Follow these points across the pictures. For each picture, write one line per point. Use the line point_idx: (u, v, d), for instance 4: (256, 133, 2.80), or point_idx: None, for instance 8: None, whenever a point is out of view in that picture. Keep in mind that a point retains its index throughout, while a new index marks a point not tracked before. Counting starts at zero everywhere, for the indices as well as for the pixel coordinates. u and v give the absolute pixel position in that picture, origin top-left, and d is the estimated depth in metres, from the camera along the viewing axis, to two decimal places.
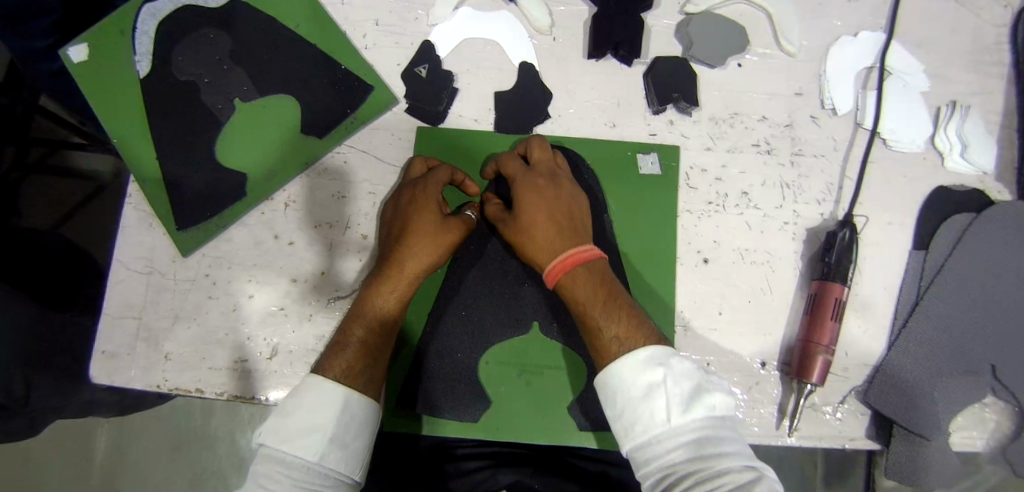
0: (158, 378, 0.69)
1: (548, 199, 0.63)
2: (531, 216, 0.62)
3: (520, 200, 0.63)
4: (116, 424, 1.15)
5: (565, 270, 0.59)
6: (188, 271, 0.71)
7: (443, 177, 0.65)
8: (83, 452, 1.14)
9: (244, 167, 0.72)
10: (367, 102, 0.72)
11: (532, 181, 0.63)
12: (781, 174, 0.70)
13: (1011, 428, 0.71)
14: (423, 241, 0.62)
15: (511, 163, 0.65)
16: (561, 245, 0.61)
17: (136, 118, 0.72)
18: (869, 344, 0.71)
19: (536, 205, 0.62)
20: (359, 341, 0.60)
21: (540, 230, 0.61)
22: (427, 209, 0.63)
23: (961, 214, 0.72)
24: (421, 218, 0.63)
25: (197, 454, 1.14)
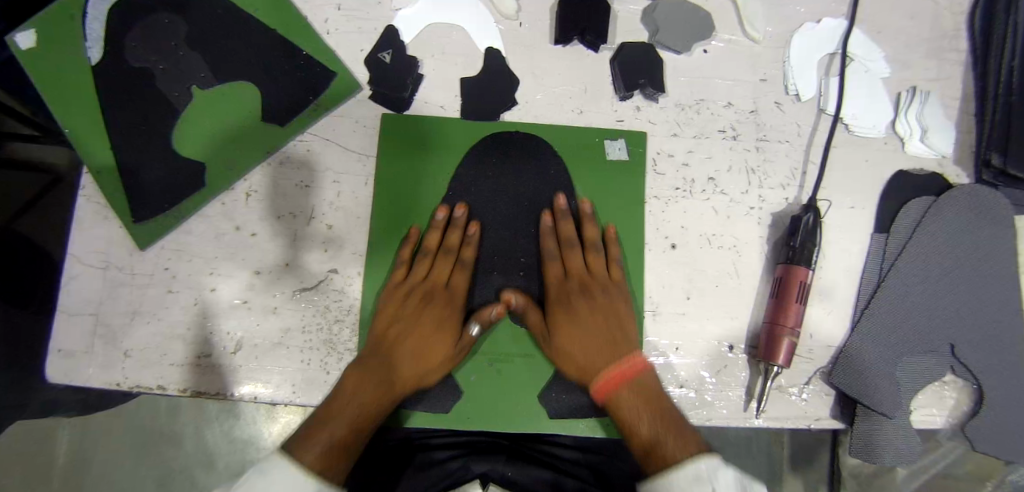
0: (117, 376, 0.67)
1: (589, 315, 0.65)
2: (570, 334, 0.64)
3: (556, 320, 0.65)
4: (77, 425, 1.11)
5: (609, 386, 0.61)
6: (147, 264, 0.69)
7: (464, 277, 0.67)
8: (43, 455, 1.10)
9: (205, 156, 0.70)
10: (330, 89, 0.70)
11: (569, 296, 0.66)
12: (746, 159, 0.71)
13: (971, 405, 0.73)
14: (439, 343, 0.65)
15: (551, 267, 0.67)
16: (605, 361, 0.63)
17: (88, 106, 0.69)
18: (832, 325, 0.72)
19: (574, 323, 0.65)
20: (347, 425, 0.58)
21: (584, 349, 0.64)
22: (445, 311, 0.66)
23: (921, 197, 0.74)
24: (435, 319, 0.66)
25: (162, 453, 1.11)
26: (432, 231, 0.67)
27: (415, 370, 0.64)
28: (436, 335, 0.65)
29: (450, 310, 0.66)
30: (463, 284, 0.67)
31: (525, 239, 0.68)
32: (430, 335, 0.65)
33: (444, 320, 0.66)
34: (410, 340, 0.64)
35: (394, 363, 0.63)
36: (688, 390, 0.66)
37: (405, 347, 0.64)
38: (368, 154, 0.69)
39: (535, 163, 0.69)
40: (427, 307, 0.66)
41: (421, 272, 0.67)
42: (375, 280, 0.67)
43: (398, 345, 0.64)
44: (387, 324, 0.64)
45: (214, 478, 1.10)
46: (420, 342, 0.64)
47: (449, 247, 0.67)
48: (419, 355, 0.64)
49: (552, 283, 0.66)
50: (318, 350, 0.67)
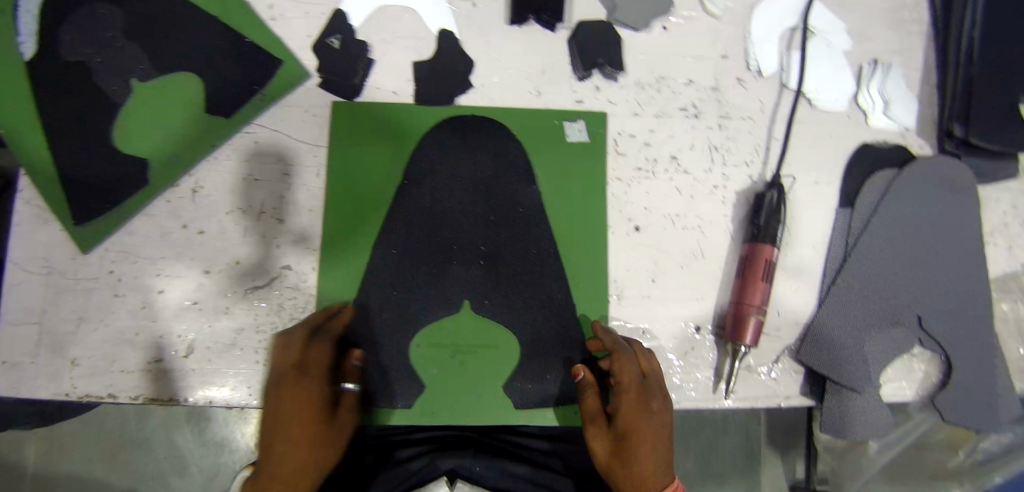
0: (65, 386, 0.63)
1: (654, 430, 0.59)
2: (639, 448, 0.58)
3: (626, 423, 0.59)
4: (44, 433, 1.08)
5: None
6: (91, 268, 0.65)
7: (320, 350, 0.59)
8: (11, 464, 1.07)
9: (148, 152, 0.66)
10: (276, 77, 0.67)
11: (644, 404, 0.59)
12: (708, 137, 0.70)
13: (939, 376, 0.74)
14: (307, 426, 0.57)
15: (627, 368, 0.60)
16: (654, 481, 0.58)
17: (24, 106, 0.66)
18: (800, 302, 0.72)
19: (644, 433, 0.58)
20: None
21: (644, 462, 0.57)
22: (304, 390, 0.57)
23: (884, 170, 0.73)
24: (297, 403, 0.56)
25: (133, 458, 1.08)
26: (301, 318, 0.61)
27: (299, 464, 0.56)
28: (305, 420, 0.57)
29: (309, 390, 0.57)
30: (320, 354, 0.59)
31: (483, 226, 0.66)
32: (295, 425, 0.56)
33: (308, 402, 0.57)
34: (286, 443, 0.56)
35: (278, 469, 0.56)
36: None
37: (285, 451, 0.56)
38: (318, 144, 0.67)
39: (492, 147, 0.67)
40: (285, 396, 0.56)
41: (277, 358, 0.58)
42: (330, 275, 0.65)
43: (277, 452, 0.56)
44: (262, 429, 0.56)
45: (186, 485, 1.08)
46: (296, 436, 0.56)
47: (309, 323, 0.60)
48: (301, 455, 0.56)
49: (626, 386, 0.60)
50: None
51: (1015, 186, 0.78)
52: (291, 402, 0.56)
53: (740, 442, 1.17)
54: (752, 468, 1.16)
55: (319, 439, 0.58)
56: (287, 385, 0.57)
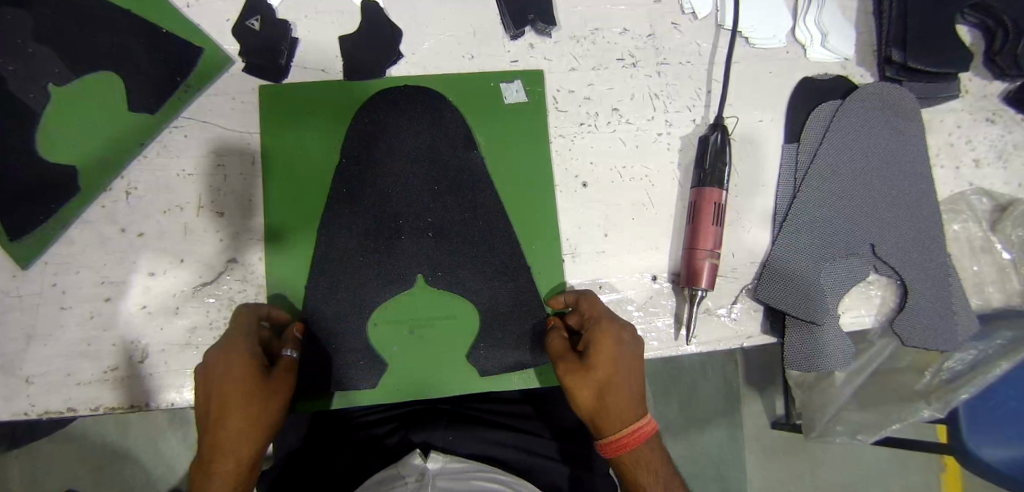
0: (23, 405, 0.62)
1: (625, 357, 0.58)
2: (613, 376, 0.56)
3: (595, 351, 0.57)
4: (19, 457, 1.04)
5: (622, 444, 0.55)
6: (32, 283, 0.63)
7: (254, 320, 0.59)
8: None
9: (74, 159, 0.63)
10: (199, 66, 0.65)
11: (613, 334, 0.58)
12: (648, 85, 0.69)
13: (895, 300, 0.75)
14: (236, 387, 0.53)
15: (595, 305, 0.62)
16: (628, 412, 0.56)
17: None
18: (752, 241, 0.73)
19: (615, 362, 0.57)
20: None
21: (617, 389, 0.56)
22: (231, 347, 0.55)
23: (827, 103, 0.74)
24: (225, 363, 0.54)
25: (117, 470, 1.08)
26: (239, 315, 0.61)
27: (243, 429, 0.53)
28: (235, 381, 0.53)
29: (235, 349, 0.55)
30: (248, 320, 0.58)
31: (430, 199, 0.65)
32: (227, 386, 0.53)
33: (236, 361, 0.54)
34: (225, 408, 0.53)
35: (221, 440, 0.52)
36: None
37: (225, 417, 0.53)
38: (251, 131, 0.65)
39: (429, 116, 0.66)
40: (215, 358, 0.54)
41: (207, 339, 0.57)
42: (279, 264, 0.64)
43: (217, 423, 0.53)
44: (200, 407, 0.54)
45: (178, 485, 1.09)
46: (233, 399, 0.53)
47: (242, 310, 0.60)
48: (244, 419, 0.53)
49: (594, 320, 0.60)
50: None
51: (959, 107, 0.78)
52: (219, 363, 0.54)
53: (720, 386, 1.20)
54: (732, 408, 1.20)
55: (256, 397, 0.54)
56: (214, 352, 0.55)
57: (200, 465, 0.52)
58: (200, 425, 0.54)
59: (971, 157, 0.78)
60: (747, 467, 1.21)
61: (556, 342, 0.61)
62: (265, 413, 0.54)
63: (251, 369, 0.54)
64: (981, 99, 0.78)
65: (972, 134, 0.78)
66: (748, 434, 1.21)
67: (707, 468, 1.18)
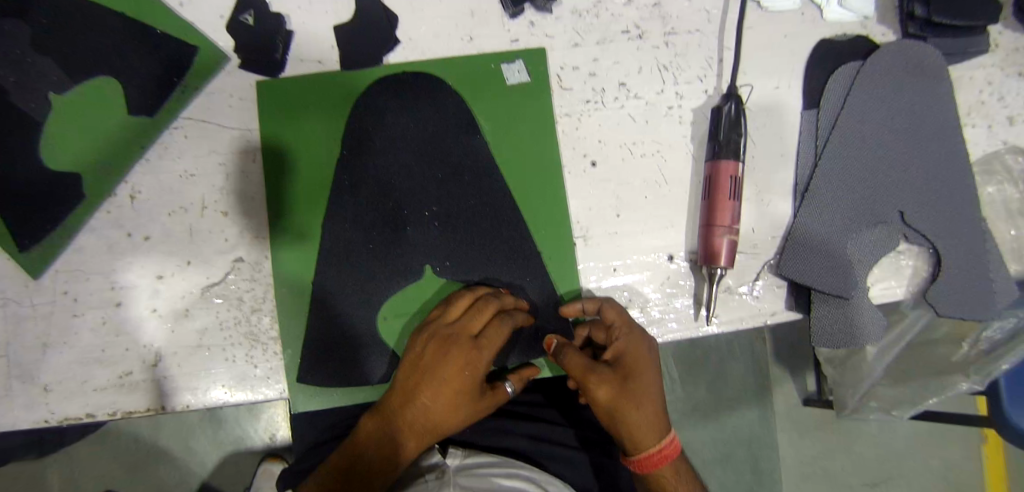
0: (43, 413, 0.61)
1: (652, 368, 0.59)
2: (649, 388, 0.59)
3: (628, 362, 0.59)
4: (61, 459, 1.12)
5: (659, 458, 0.58)
6: (45, 293, 0.63)
7: (502, 329, 0.59)
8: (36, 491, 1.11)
9: (76, 166, 0.63)
10: (195, 64, 0.64)
11: (644, 345, 0.59)
12: (656, 57, 0.66)
13: (928, 270, 0.71)
14: (452, 388, 0.59)
15: (615, 312, 0.60)
16: (660, 426, 0.59)
17: None
18: (774, 215, 0.70)
19: (649, 374, 0.59)
20: (344, 461, 0.59)
21: (649, 400, 0.58)
22: (469, 358, 0.59)
23: (847, 65, 0.70)
24: (459, 371, 0.59)
25: (154, 469, 1.12)
26: (485, 286, 0.63)
27: (434, 419, 0.59)
28: (457, 387, 0.59)
29: (473, 362, 0.59)
30: (498, 337, 0.59)
31: (434, 187, 0.64)
32: (445, 384, 0.59)
33: (465, 371, 0.59)
34: (432, 393, 0.59)
35: (414, 413, 0.59)
36: (635, 311, 0.64)
37: (422, 399, 0.59)
38: (250, 127, 0.64)
39: (429, 103, 0.64)
40: (450, 350, 0.59)
41: (458, 313, 0.60)
42: (286, 260, 0.63)
43: (418, 395, 0.59)
44: (408, 373, 0.59)
45: (211, 480, 1.13)
46: (442, 390, 0.59)
47: (498, 296, 0.61)
48: (441, 410, 0.59)
49: (621, 332, 0.60)
50: (241, 345, 0.62)
51: (989, 62, 0.73)
52: (457, 361, 0.59)
53: (747, 365, 1.17)
54: (761, 387, 1.17)
55: (461, 404, 0.60)
56: (457, 348, 0.59)
57: (385, 416, 0.59)
58: (399, 386, 0.60)
59: (1003, 114, 0.73)
60: (780, 447, 1.18)
61: (570, 362, 0.58)
62: (459, 418, 0.60)
63: (469, 386, 0.59)
64: (1013, 53, 0.74)
65: (1004, 90, 0.73)
66: (778, 412, 1.18)
67: (738, 450, 1.15)
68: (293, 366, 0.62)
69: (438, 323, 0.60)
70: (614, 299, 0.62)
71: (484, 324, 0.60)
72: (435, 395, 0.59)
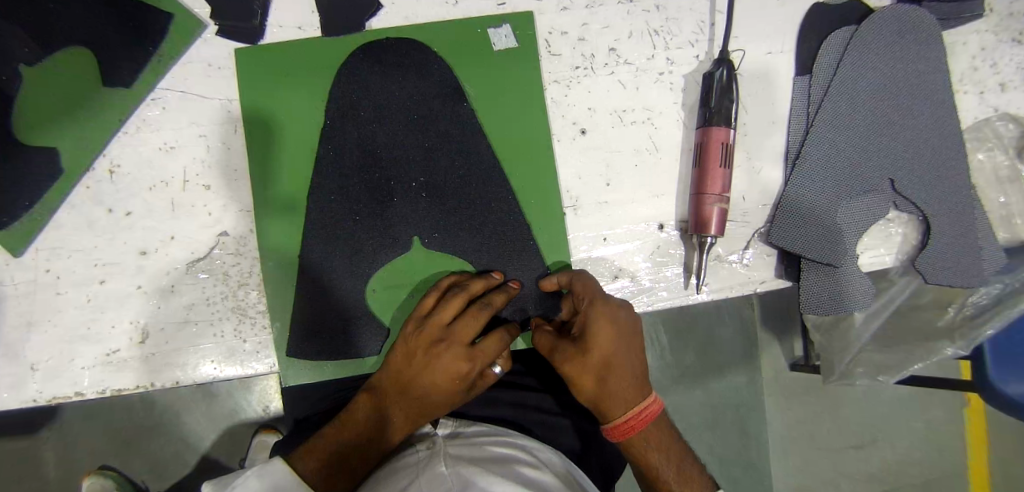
0: (30, 393, 0.61)
1: (622, 338, 0.57)
2: (614, 360, 0.56)
3: (592, 335, 0.56)
4: (55, 437, 1.13)
5: (627, 428, 0.56)
6: (26, 270, 0.61)
7: (496, 340, 0.59)
8: (31, 470, 1.12)
9: (50, 140, 0.61)
10: (171, 31, 0.62)
11: (609, 317, 0.57)
12: (647, 21, 0.65)
13: (916, 237, 0.72)
14: (445, 388, 0.59)
15: (587, 285, 0.59)
16: (630, 396, 0.57)
17: None
18: (765, 183, 0.69)
19: (613, 346, 0.56)
20: (334, 447, 0.59)
21: (616, 371, 0.56)
22: (461, 366, 0.59)
23: (841, 29, 0.69)
24: (451, 373, 0.59)
25: (148, 445, 1.13)
26: (476, 279, 0.61)
27: (424, 410, 0.60)
28: (449, 387, 0.59)
29: (468, 366, 0.59)
30: (492, 349, 0.59)
31: (421, 157, 0.63)
32: (437, 386, 0.59)
33: (457, 377, 0.59)
34: (425, 389, 0.59)
35: (405, 405, 0.60)
36: (625, 280, 0.64)
37: (414, 394, 0.59)
38: (229, 97, 0.62)
39: (415, 70, 0.63)
40: (442, 353, 0.59)
41: (450, 318, 0.59)
42: (270, 233, 0.62)
43: (410, 390, 0.59)
44: (399, 362, 0.60)
45: (206, 454, 1.14)
46: (434, 387, 0.59)
47: (488, 301, 0.60)
48: (432, 404, 0.60)
49: (586, 305, 0.58)
50: (229, 320, 0.61)
51: (984, 27, 0.72)
52: (447, 366, 0.58)
53: (735, 331, 1.19)
54: (750, 353, 1.19)
55: (452, 399, 0.60)
56: (451, 352, 0.59)
57: (376, 406, 0.60)
58: (391, 374, 0.60)
59: (996, 80, 0.72)
60: (767, 411, 1.20)
61: (540, 341, 0.60)
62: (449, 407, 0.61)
63: (462, 386, 0.60)
64: (1007, 17, 0.72)
65: (997, 56, 0.72)
66: (766, 378, 1.20)
67: (726, 415, 1.18)
68: (282, 340, 0.62)
69: (430, 324, 0.59)
70: (587, 272, 0.60)
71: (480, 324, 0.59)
72: (427, 391, 0.59)
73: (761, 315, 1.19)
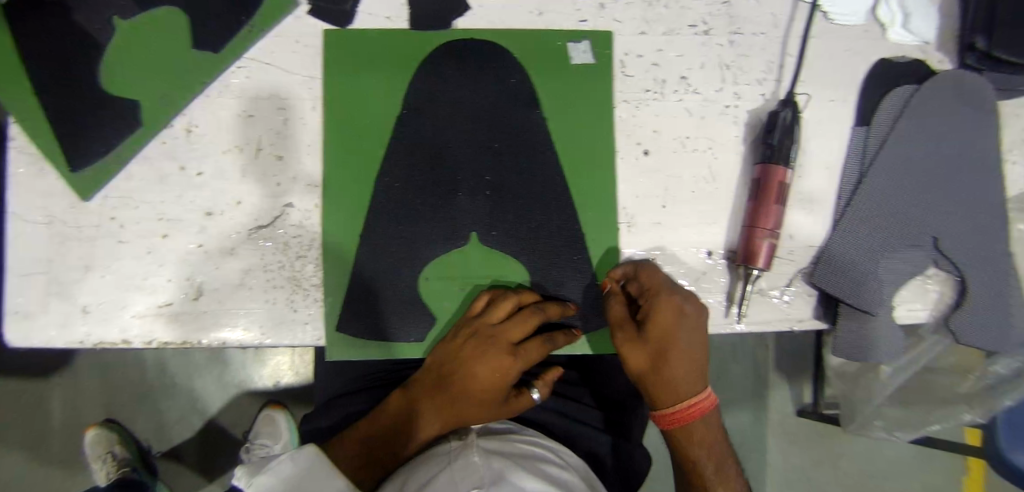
0: (79, 334, 0.62)
1: (686, 330, 0.58)
2: (674, 351, 0.58)
3: (654, 325, 0.58)
4: (70, 384, 1.14)
5: (677, 418, 0.59)
6: (92, 215, 0.63)
7: (538, 345, 0.62)
8: (42, 413, 1.13)
9: (135, 93, 0.63)
10: (266, 5, 0.64)
11: (678, 305, 0.59)
12: (720, 55, 0.67)
13: (953, 296, 0.72)
14: (484, 387, 0.61)
15: (654, 276, 0.61)
16: (686, 388, 0.58)
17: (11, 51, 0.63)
18: (813, 226, 0.71)
19: (673, 337, 0.58)
20: (370, 432, 0.63)
21: (677, 361, 0.58)
22: (501, 364, 0.61)
23: (904, 86, 0.71)
24: (491, 371, 0.61)
25: (159, 404, 1.14)
26: (533, 292, 0.64)
27: (460, 408, 0.62)
28: (486, 385, 0.61)
29: (505, 367, 0.61)
30: (532, 353, 0.62)
31: (487, 156, 0.64)
32: (475, 384, 0.61)
33: (496, 374, 0.61)
34: (461, 384, 0.61)
35: (441, 398, 0.62)
36: None
37: (452, 389, 0.61)
38: (313, 76, 0.65)
39: (492, 72, 0.65)
40: (484, 349, 0.61)
41: (500, 317, 0.61)
42: (332, 211, 0.64)
43: (448, 383, 0.62)
44: (443, 357, 0.62)
45: (213, 420, 1.15)
46: (473, 385, 0.61)
47: (543, 308, 0.62)
48: (467, 403, 0.62)
49: (654, 292, 0.59)
50: (284, 288, 0.63)
51: None
52: (487, 363, 0.61)
53: (747, 369, 1.20)
54: (758, 393, 1.19)
55: (488, 403, 0.62)
56: (492, 351, 0.61)
57: (414, 397, 0.63)
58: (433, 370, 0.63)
59: None
60: (769, 452, 1.20)
61: (613, 310, 0.60)
62: (483, 413, 0.62)
63: (499, 388, 0.62)
64: None
65: None
66: (772, 419, 1.20)
67: None
68: (332, 315, 0.63)
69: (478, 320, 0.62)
70: (658, 263, 0.63)
71: (527, 326, 0.61)
72: (465, 387, 0.61)
73: (774, 357, 1.20)
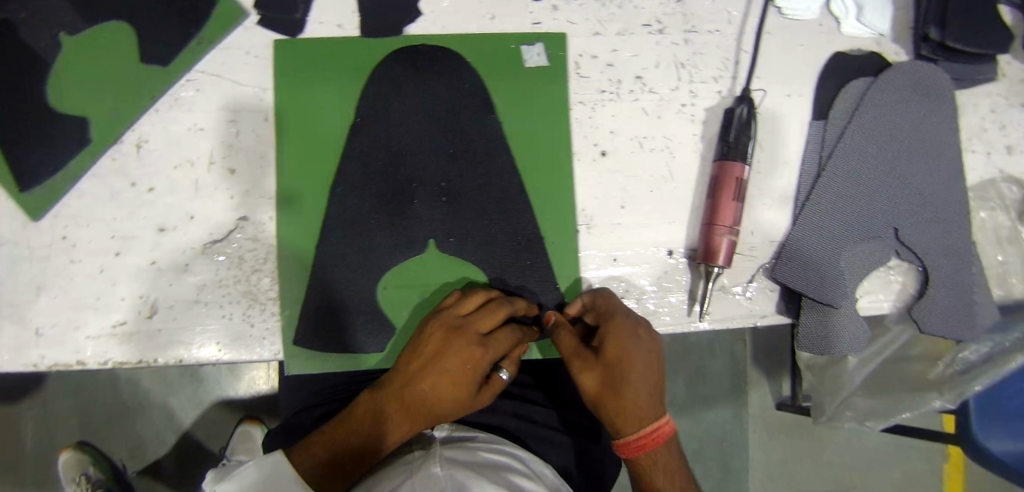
0: (32, 358, 0.60)
1: (643, 355, 0.58)
2: (630, 376, 0.57)
3: (611, 351, 0.58)
4: (40, 406, 1.12)
5: (638, 445, 0.57)
6: (42, 236, 0.62)
7: (508, 334, 0.61)
8: (12, 437, 1.11)
9: (82, 110, 0.62)
10: (215, 16, 0.64)
11: (630, 332, 0.59)
12: (675, 53, 0.67)
13: (915, 286, 0.73)
14: (454, 378, 0.59)
15: (609, 299, 0.61)
16: (645, 414, 0.57)
17: None
18: (773, 221, 0.71)
19: (629, 362, 0.58)
20: (331, 440, 0.60)
21: (635, 385, 0.57)
22: (472, 353, 0.60)
23: (859, 79, 0.71)
24: (462, 360, 0.59)
25: (132, 423, 1.12)
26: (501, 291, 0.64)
27: (430, 401, 0.59)
28: (455, 375, 0.59)
29: (475, 358, 0.60)
30: (503, 342, 0.61)
31: (443, 162, 0.64)
32: (444, 375, 0.59)
33: (466, 364, 0.60)
34: (430, 376, 0.59)
35: (409, 393, 0.59)
36: (630, 300, 0.65)
37: (420, 382, 0.59)
38: (265, 87, 0.64)
39: (447, 78, 0.64)
40: (454, 337, 0.59)
41: (469, 309, 0.61)
42: (288, 223, 0.63)
43: (416, 377, 0.60)
44: (410, 353, 0.61)
45: (188, 437, 1.13)
46: (442, 377, 0.59)
47: (511, 300, 0.62)
48: (435, 397, 0.59)
49: (609, 317, 0.60)
50: (240, 303, 0.62)
51: (994, 90, 0.75)
52: (457, 352, 0.59)
53: (726, 365, 1.20)
54: (737, 389, 1.20)
55: (459, 396, 0.60)
56: (461, 341, 0.59)
57: (379, 398, 0.60)
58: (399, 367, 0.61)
59: (1003, 143, 0.75)
60: (750, 446, 1.21)
61: (563, 339, 0.59)
62: (451, 407, 0.60)
63: (469, 377, 0.60)
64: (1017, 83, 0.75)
65: (1006, 119, 0.75)
66: (752, 413, 1.21)
67: (709, 447, 1.18)
68: (291, 328, 0.62)
69: (445, 313, 0.61)
70: (608, 289, 0.63)
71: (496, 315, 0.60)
72: (433, 379, 0.59)
73: (751, 351, 1.21)
